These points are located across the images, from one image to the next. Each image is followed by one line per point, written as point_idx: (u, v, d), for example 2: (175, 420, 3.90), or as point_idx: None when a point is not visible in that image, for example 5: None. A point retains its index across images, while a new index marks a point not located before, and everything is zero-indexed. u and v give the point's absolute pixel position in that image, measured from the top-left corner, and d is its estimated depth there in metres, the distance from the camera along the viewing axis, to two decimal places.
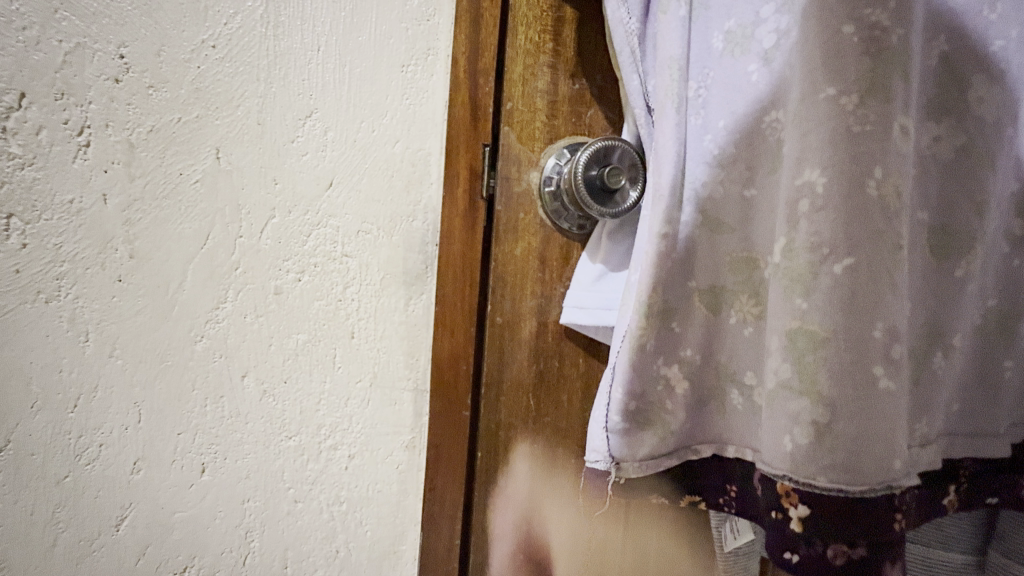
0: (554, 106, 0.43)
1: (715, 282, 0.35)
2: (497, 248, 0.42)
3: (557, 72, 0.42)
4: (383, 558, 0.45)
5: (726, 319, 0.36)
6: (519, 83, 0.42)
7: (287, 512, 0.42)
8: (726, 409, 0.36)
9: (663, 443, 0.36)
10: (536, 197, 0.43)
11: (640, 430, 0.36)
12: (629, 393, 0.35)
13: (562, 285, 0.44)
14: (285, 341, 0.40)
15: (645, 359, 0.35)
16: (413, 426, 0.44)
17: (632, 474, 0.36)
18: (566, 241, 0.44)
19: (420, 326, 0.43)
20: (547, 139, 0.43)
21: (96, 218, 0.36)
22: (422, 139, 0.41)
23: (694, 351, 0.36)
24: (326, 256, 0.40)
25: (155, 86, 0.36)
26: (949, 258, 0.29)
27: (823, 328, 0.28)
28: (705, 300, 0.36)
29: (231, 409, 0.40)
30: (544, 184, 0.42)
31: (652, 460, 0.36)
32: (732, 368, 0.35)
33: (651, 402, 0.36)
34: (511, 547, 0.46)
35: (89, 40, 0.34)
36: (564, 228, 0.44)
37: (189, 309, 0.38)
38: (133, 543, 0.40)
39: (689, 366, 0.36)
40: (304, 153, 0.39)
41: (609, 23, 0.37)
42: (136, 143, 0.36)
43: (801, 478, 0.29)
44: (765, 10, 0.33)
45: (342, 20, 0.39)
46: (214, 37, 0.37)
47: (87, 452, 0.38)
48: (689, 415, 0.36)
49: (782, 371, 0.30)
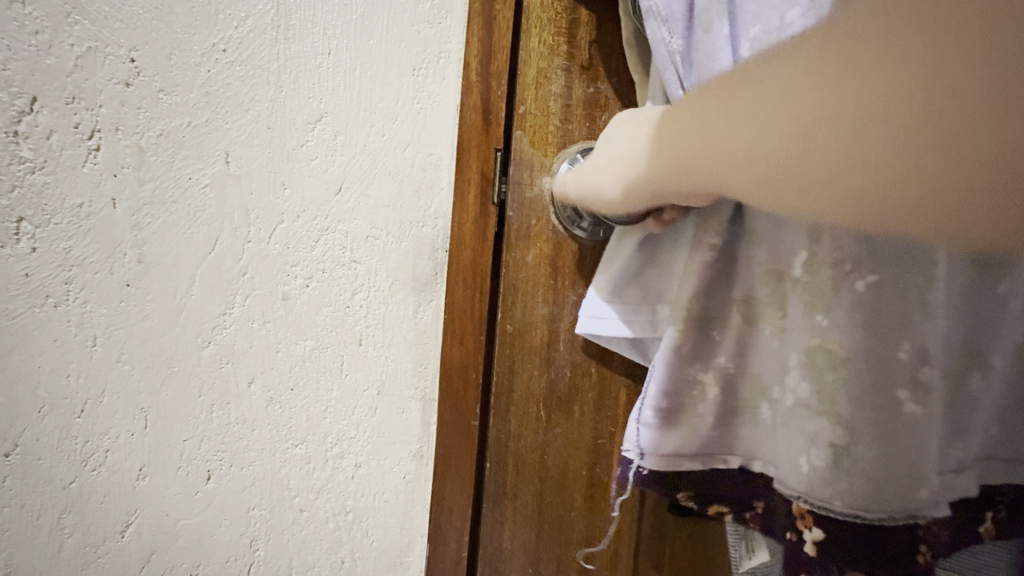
0: (568, 110, 0.42)
1: (750, 294, 0.33)
2: (509, 254, 0.42)
3: (571, 75, 0.41)
4: (388, 569, 0.44)
5: (761, 331, 0.33)
6: (532, 87, 0.41)
7: (292, 521, 0.42)
8: (758, 422, 0.34)
9: (688, 444, 0.35)
10: (548, 202, 0.42)
11: (667, 428, 0.35)
12: (663, 390, 0.34)
13: (573, 291, 0.43)
14: (293, 348, 0.40)
15: (683, 361, 0.35)
16: (421, 435, 0.43)
17: (652, 465, 0.35)
18: (578, 248, 0.42)
19: (430, 334, 0.42)
20: (560, 144, 0.42)
21: (106, 223, 0.36)
22: (433, 143, 0.41)
23: (728, 359, 0.34)
24: (335, 262, 0.40)
25: (165, 90, 0.36)
26: (990, 272, 0.27)
27: (844, 347, 0.27)
28: (739, 310, 0.34)
29: (237, 416, 0.40)
30: (556, 190, 0.41)
31: (674, 458, 0.35)
32: (764, 380, 0.33)
33: (683, 404, 0.35)
34: (519, 562, 0.45)
35: (101, 44, 0.34)
36: (576, 235, 0.42)
37: (197, 314, 0.38)
38: (138, 549, 0.40)
39: (724, 376, 0.34)
40: (313, 157, 0.39)
41: (650, 43, 0.34)
42: (146, 147, 0.36)
43: (815, 502, 0.28)
44: (791, 15, 0.31)
45: (353, 22, 0.38)
46: (225, 41, 0.36)
47: (94, 458, 0.38)
48: (717, 425, 0.35)
49: (800, 390, 0.30)
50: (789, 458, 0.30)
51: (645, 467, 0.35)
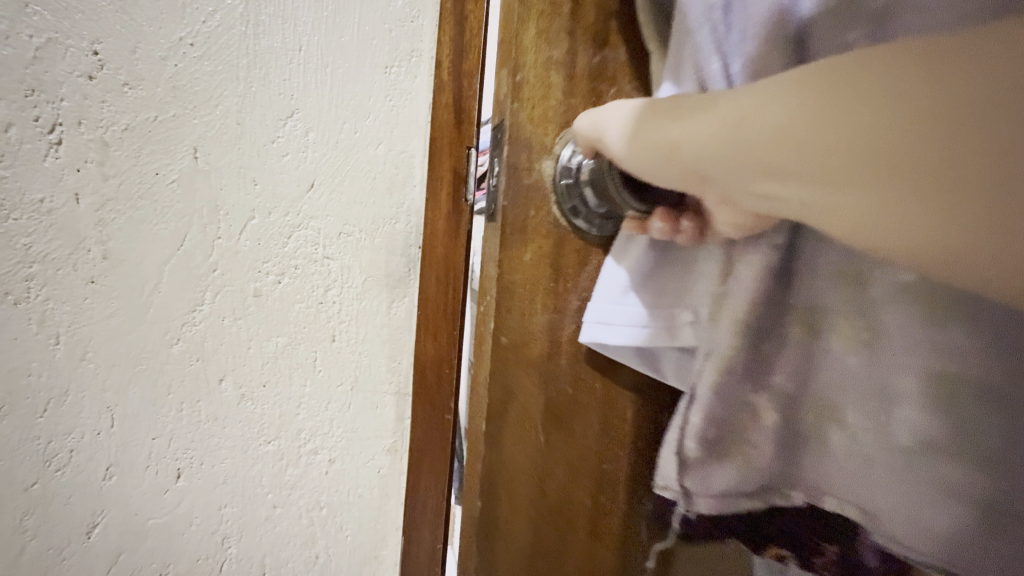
0: (572, 80, 0.33)
1: (817, 293, 0.26)
2: (503, 253, 0.34)
3: (575, 35, 0.33)
4: (363, 563, 0.45)
5: (829, 341, 0.26)
6: (530, 50, 0.33)
7: (265, 518, 0.42)
8: (828, 454, 0.27)
9: (743, 479, 0.30)
10: (548, 188, 0.34)
11: (715, 463, 0.30)
12: (706, 419, 0.30)
13: (576, 296, 0.36)
14: (264, 344, 0.40)
15: (730, 384, 0.29)
16: (395, 430, 0.43)
17: (704, 509, 0.31)
18: (583, 244, 0.35)
19: (403, 330, 0.43)
20: (562, 120, 0.34)
21: (68, 218, 0.35)
22: (406, 141, 0.41)
23: (785, 378, 0.28)
24: (307, 258, 0.40)
25: (130, 84, 0.35)
26: None
27: (976, 373, 0.21)
28: (801, 317, 0.27)
29: (208, 413, 0.39)
30: (561, 175, 0.34)
31: (726, 498, 0.31)
32: (838, 406, 0.26)
33: (732, 433, 0.30)
34: None
35: (61, 35, 0.34)
36: (582, 230, 0.35)
37: (165, 311, 0.38)
38: (106, 550, 0.39)
39: (781, 398, 0.28)
40: (285, 154, 0.39)
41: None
42: (110, 142, 0.35)
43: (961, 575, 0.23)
44: None
45: (323, 20, 0.38)
46: (192, 35, 0.36)
47: (57, 459, 0.37)
48: (778, 459, 0.29)
49: (917, 428, 0.23)
50: (898, 512, 0.24)
51: (696, 511, 0.31)
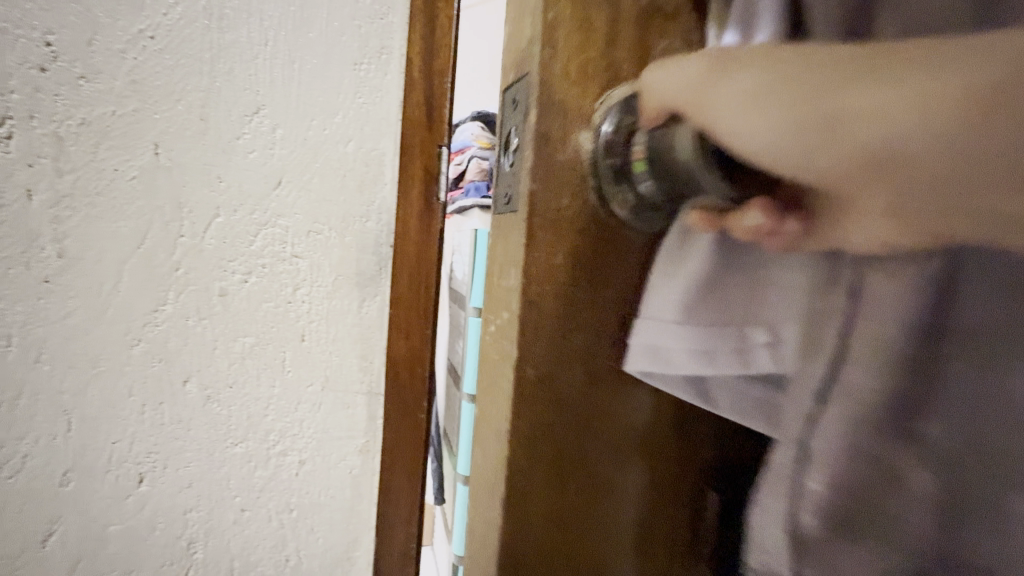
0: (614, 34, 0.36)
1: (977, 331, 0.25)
2: (529, 252, 0.36)
3: None
4: (335, 565, 0.44)
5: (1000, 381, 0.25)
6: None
7: (233, 522, 0.41)
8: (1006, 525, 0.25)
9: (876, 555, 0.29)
10: (586, 168, 0.37)
11: (839, 534, 0.29)
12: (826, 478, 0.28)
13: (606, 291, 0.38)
14: (231, 345, 0.39)
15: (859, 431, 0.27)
16: (367, 430, 0.43)
17: None
18: (621, 233, 0.38)
19: (374, 330, 0.42)
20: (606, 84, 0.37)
21: (21, 215, 0.34)
22: (376, 138, 0.41)
23: (936, 429, 0.27)
24: (275, 256, 0.39)
25: (86, 77, 0.34)
26: None
27: None
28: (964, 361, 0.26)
29: (172, 415, 0.39)
30: (596, 152, 0.36)
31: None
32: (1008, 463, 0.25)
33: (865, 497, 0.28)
34: None
35: (12, 26, 0.33)
36: (622, 219, 0.37)
37: (125, 311, 0.37)
38: (63, 557, 0.38)
39: (924, 451, 0.27)
40: (250, 150, 0.38)
41: None
42: (65, 136, 0.34)
43: None
44: None
45: (290, 14, 0.38)
46: (152, 28, 0.35)
47: (11, 464, 0.36)
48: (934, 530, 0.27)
49: None
50: None
51: None
